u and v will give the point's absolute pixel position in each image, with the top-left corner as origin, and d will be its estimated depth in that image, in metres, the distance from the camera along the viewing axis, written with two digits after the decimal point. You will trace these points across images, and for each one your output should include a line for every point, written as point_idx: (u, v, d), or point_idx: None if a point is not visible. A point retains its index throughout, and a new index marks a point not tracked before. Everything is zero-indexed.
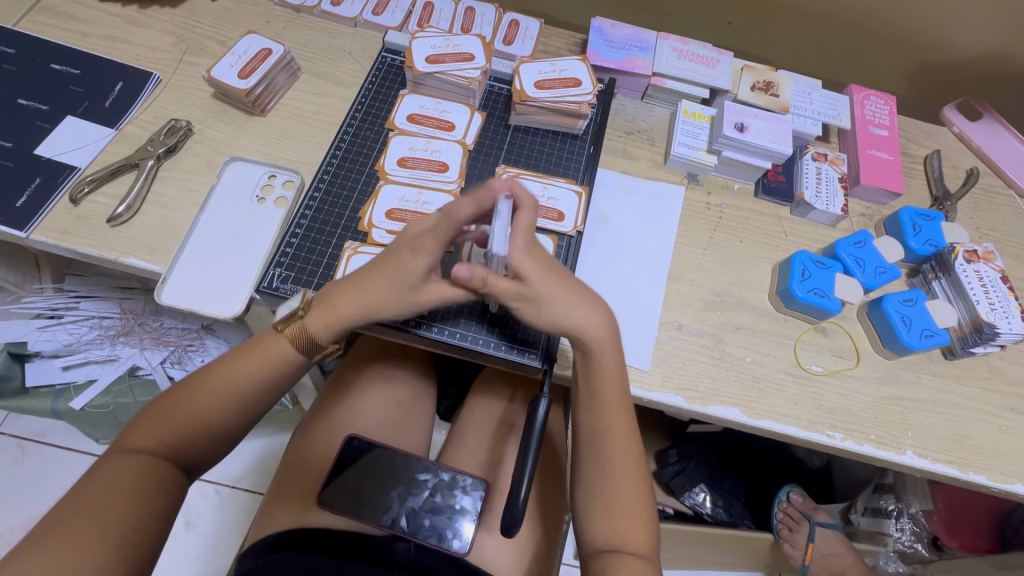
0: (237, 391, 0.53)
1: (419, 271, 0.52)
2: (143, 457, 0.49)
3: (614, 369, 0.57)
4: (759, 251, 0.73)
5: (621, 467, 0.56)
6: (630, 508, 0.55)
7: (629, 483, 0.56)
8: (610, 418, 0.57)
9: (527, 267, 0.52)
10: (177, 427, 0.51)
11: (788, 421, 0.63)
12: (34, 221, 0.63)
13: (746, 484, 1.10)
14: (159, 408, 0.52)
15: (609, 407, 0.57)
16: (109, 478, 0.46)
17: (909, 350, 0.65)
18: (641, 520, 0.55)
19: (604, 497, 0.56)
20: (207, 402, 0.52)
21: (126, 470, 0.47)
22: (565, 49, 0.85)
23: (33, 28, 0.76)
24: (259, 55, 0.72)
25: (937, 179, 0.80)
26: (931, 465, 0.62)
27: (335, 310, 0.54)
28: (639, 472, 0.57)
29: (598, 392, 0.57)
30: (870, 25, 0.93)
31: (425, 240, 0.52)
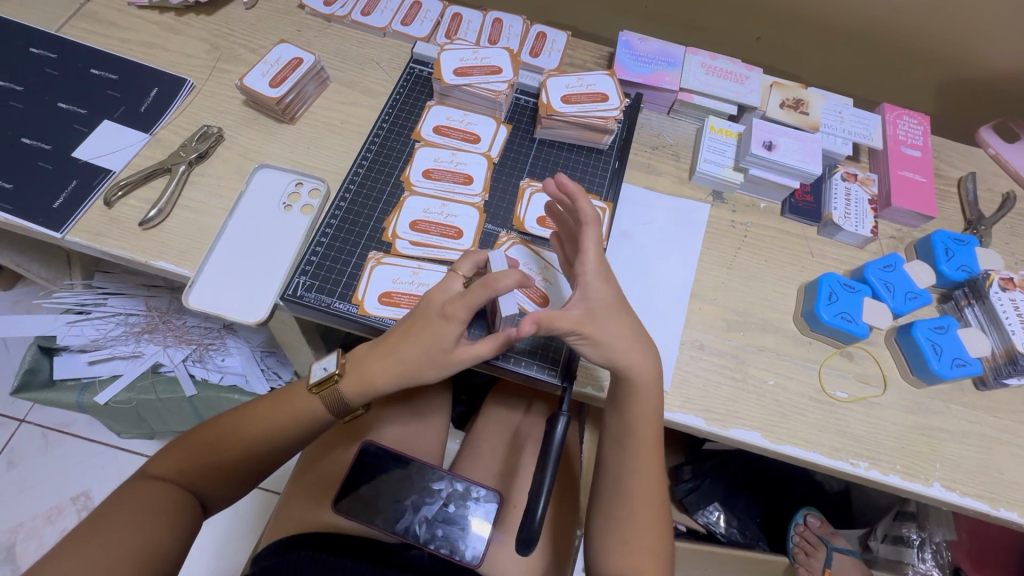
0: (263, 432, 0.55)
1: (452, 337, 0.53)
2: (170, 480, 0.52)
3: (654, 411, 0.57)
4: (785, 272, 0.71)
5: (645, 508, 0.57)
6: (647, 549, 0.56)
7: (651, 527, 0.57)
8: (638, 458, 0.57)
9: (603, 296, 0.54)
10: (203, 455, 0.54)
11: (812, 448, 0.62)
12: (70, 222, 0.65)
13: (763, 504, 1.08)
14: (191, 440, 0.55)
15: (642, 448, 0.57)
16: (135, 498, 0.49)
17: (939, 379, 0.63)
18: (658, 560, 0.56)
19: (623, 533, 0.56)
20: (234, 440, 0.55)
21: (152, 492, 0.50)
22: (592, 63, 0.84)
23: (75, 33, 0.78)
24: (291, 66, 0.73)
25: (972, 203, 0.78)
26: (960, 499, 0.60)
27: (371, 379, 0.55)
28: (658, 511, 0.57)
29: (630, 429, 0.57)
30: (904, 42, 0.91)
31: (456, 307, 0.52)
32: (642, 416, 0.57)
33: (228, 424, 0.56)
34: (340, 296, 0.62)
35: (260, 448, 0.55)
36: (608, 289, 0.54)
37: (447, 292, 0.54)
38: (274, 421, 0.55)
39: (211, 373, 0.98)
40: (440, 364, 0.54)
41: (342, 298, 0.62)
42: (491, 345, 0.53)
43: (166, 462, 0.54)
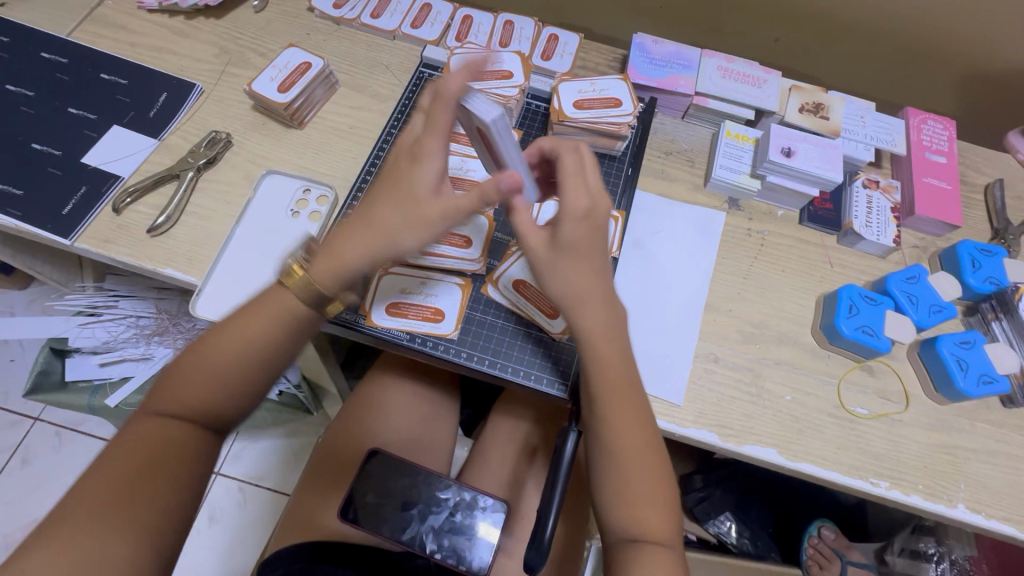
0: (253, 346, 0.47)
1: (422, 180, 0.47)
2: (163, 429, 0.44)
3: (606, 326, 0.49)
4: (803, 283, 0.69)
5: (633, 446, 0.49)
6: (643, 492, 0.48)
7: (640, 465, 0.49)
8: (619, 437, 0.49)
9: (579, 237, 0.49)
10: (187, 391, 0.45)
11: (830, 466, 0.60)
12: (78, 229, 0.64)
13: (775, 514, 1.06)
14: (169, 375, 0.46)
15: (611, 385, 0.50)
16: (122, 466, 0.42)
17: (964, 396, 0.61)
18: (658, 504, 0.48)
19: (616, 483, 0.49)
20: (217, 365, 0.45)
21: (144, 447, 0.43)
22: (605, 65, 0.83)
23: (86, 38, 0.78)
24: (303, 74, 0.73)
25: (999, 211, 0.75)
26: (985, 521, 0.58)
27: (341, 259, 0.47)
28: (652, 455, 0.50)
29: (602, 405, 0.50)
30: (929, 43, 0.88)
31: (425, 140, 0.47)
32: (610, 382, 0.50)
33: (204, 350, 0.46)
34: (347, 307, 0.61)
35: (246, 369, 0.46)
36: (584, 231, 0.48)
37: (413, 135, 0.50)
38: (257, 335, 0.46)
39: None
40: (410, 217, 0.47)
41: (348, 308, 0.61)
42: (473, 198, 0.47)
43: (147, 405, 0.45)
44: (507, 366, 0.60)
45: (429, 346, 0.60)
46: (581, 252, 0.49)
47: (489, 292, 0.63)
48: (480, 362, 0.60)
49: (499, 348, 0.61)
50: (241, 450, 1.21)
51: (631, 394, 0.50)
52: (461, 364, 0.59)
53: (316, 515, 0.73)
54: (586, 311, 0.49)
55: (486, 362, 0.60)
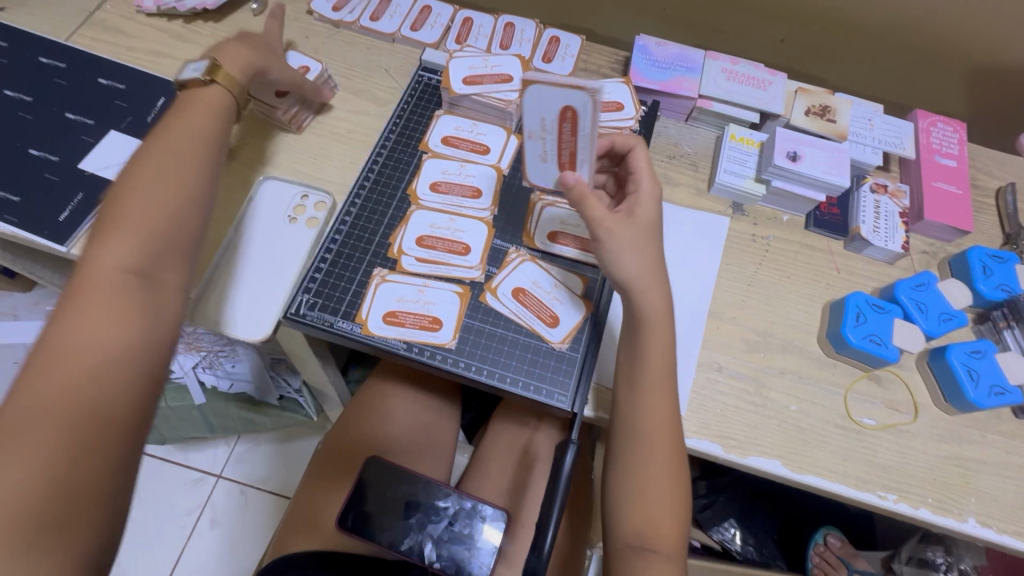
0: (195, 175, 0.51)
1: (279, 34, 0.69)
2: (126, 267, 0.45)
3: (665, 318, 0.55)
4: (809, 289, 0.68)
5: (659, 449, 0.53)
6: (662, 494, 0.52)
7: (662, 468, 0.52)
8: (646, 456, 0.52)
9: (646, 215, 0.57)
10: (140, 228, 0.46)
11: (836, 478, 0.58)
12: (75, 236, 0.64)
13: (779, 520, 1.05)
14: (113, 218, 0.46)
15: (654, 385, 0.54)
16: (94, 309, 0.42)
17: (975, 407, 0.59)
18: (674, 507, 0.52)
19: (639, 480, 0.52)
20: (164, 197, 0.48)
21: (109, 287, 0.43)
22: (607, 68, 0.81)
23: (84, 42, 0.78)
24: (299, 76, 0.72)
25: (1011, 215, 0.73)
26: (996, 536, 0.57)
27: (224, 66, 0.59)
28: (675, 462, 0.53)
29: (642, 408, 0.53)
30: (939, 44, 0.87)
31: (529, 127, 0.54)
32: (653, 410, 0.53)
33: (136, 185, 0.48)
34: (344, 315, 0.60)
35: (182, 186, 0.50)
36: (653, 208, 0.57)
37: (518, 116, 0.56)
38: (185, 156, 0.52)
39: (222, 380, 0.97)
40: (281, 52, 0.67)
41: (346, 317, 0.61)
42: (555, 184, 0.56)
43: (97, 251, 0.45)
44: (507, 376, 0.59)
45: (427, 356, 0.59)
46: (641, 240, 0.55)
47: (488, 300, 0.62)
48: (479, 372, 0.59)
49: (498, 358, 0.60)
50: (243, 453, 1.20)
51: (668, 420, 0.53)
52: (461, 374, 0.58)
53: (319, 512, 0.74)
54: (650, 297, 0.54)
55: (484, 371, 0.59)
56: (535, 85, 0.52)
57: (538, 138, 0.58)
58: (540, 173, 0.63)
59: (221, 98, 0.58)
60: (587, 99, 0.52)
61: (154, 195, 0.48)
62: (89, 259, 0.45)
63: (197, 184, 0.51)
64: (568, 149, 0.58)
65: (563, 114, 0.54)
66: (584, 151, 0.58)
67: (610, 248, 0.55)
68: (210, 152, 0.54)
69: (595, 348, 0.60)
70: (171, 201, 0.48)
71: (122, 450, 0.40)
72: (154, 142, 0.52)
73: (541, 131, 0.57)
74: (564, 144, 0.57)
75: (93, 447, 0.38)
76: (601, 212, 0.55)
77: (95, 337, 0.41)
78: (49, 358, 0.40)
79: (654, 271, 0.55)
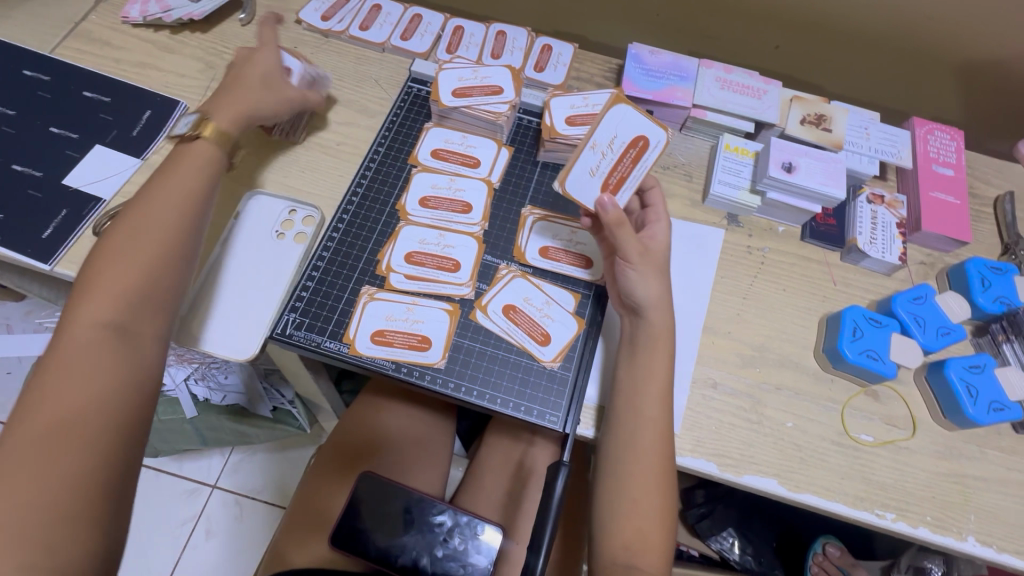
0: (172, 227, 0.51)
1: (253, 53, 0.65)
2: (102, 325, 0.45)
3: (665, 330, 0.55)
4: (806, 302, 0.67)
5: (652, 462, 0.52)
6: (652, 504, 0.51)
7: (651, 480, 0.52)
8: (633, 477, 0.52)
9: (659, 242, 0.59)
10: (114, 287, 0.46)
11: (834, 497, 0.57)
12: (58, 254, 0.63)
13: (778, 528, 1.04)
14: (88, 277, 0.47)
15: (646, 390, 0.54)
16: (66, 371, 0.42)
17: (974, 424, 0.58)
18: (663, 518, 0.51)
19: (632, 491, 0.52)
20: (139, 253, 0.48)
21: (83, 346, 0.43)
22: (599, 76, 0.80)
23: (69, 54, 0.76)
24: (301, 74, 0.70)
25: (1010, 225, 0.72)
26: (996, 555, 0.56)
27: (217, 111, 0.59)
28: (662, 474, 0.52)
29: (634, 417, 0.53)
30: (935, 50, 0.86)
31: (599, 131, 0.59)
32: (645, 433, 0.52)
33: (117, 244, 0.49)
34: (331, 335, 0.59)
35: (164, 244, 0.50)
36: (665, 239, 0.59)
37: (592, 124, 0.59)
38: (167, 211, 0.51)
39: (214, 392, 0.97)
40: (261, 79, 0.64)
41: (334, 337, 0.60)
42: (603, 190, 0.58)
43: (73, 310, 0.45)
44: (497, 397, 0.58)
45: (415, 376, 0.58)
46: (657, 263, 0.57)
47: (479, 318, 0.61)
48: (470, 394, 0.58)
49: (488, 378, 0.59)
50: (238, 463, 1.19)
51: (657, 442, 0.52)
52: (451, 396, 0.58)
53: (321, 512, 0.74)
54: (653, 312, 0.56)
55: (475, 393, 0.58)
56: (621, 106, 0.59)
57: (599, 153, 0.58)
58: (578, 190, 0.58)
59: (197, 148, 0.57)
60: (659, 139, 0.60)
61: (132, 247, 0.48)
62: (66, 318, 0.45)
63: (176, 236, 0.51)
64: (620, 174, 0.59)
65: (633, 142, 0.59)
66: (632, 181, 0.59)
67: (633, 271, 0.56)
68: (190, 202, 0.53)
69: (587, 368, 0.59)
70: (144, 256, 0.48)
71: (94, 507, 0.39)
72: (138, 196, 0.52)
73: (605, 147, 0.59)
74: (619, 169, 0.59)
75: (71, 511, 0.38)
76: (631, 236, 0.55)
77: (67, 400, 0.41)
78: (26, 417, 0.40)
79: (665, 293, 0.56)
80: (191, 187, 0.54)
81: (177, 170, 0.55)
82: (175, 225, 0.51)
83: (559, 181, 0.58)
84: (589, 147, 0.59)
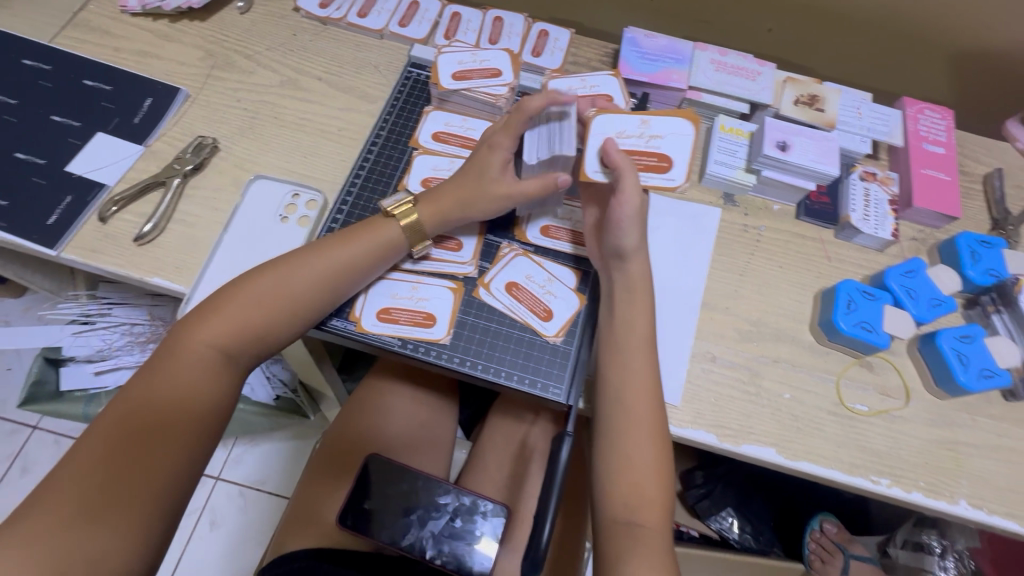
0: (307, 295, 0.56)
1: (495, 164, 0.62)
2: (202, 357, 0.52)
3: (642, 277, 0.58)
4: (801, 278, 0.68)
5: (642, 419, 0.54)
6: (646, 464, 0.53)
7: (643, 442, 0.53)
8: (632, 441, 0.53)
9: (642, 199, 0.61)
10: (227, 330, 0.53)
11: (830, 464, 0.59)
12: (65, 239, 0.64)
13: (777, 507, 1.05)
14: (222, 300, 0.54)
15: (634, 352, 0.56)
16: (161, 385, 0.50)
17: (965, 391, 0.60)
18: (660, 481, 0.52)
19: (624, 449, 0.53)
20: (266, 310, 0.54)
21: (173, 381, 0.51)
22: (596, 61, 0.81)
23: (68, 43, 0.77)
24: (544, 143, 0.62)
25: (998, 201, 0.74)
26: (988, 517, 0.58)
27: (438, 202, 0.61)
28: (660, 442, 0.54)
29: (626, 382, 0.55)
30: (926, 32, 0.87)
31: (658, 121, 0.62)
32: (636, 394, 0.54)
33: (275, 280, 0.55)
34: (337, 313, 0.60)
35: (305, 298, 0.56)
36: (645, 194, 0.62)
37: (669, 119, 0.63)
38: (322, 267, 0.57)
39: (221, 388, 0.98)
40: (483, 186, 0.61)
41: (340, 315, 0.60)
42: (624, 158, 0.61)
43: (191, 329, 0.53)
44: (501, 370, 0.59)
45: (421, 352, 0.59)
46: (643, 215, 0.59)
47: (482, 295, 0.62)
48: (474, 367, 0.59)
49: (492, 352, 0.60)
50: (242, 454, 1.20)
51: (653, 407, 0.54)
52: (454, 369, 0.59)
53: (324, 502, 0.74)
54: (629, 263, 0.58)
55: (479, 366, 0.59)
56: (687, 128, 0.62)
57: (638, 130, 0.62)
58: (600, 125, 0.61)
59: (387, 224, 0.60)
60: (676, 179, 0.62)
61: (273, 292, 0.55)
62: (183, 335, 0.53)
63: (300, 307, 0.56)
64: (628, 155, 0.61)
65: (661, 157, 0.62)
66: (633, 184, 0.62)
67: (623, 212, 0.57)
68: (338, 277, 0.57)
69: (588, 341, 0.61)
70: (285, 303, 0.55)
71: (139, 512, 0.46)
72: (312, 246, 0.58)
73: (646, 133, 0.62)
74: (633, 154, 0.61)
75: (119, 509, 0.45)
76: (633, 182, 0.57)
77: (159, 410, 0.49)
78: (100, 436, 0.47)
79: (643, 243, 0.59)
80: (343, 260, 0.58)
81: (373, 224, 0.60)
82: (313, 294, 0.56)
83: (598, 109, 0.62)
84: (639, 120, 0.62)
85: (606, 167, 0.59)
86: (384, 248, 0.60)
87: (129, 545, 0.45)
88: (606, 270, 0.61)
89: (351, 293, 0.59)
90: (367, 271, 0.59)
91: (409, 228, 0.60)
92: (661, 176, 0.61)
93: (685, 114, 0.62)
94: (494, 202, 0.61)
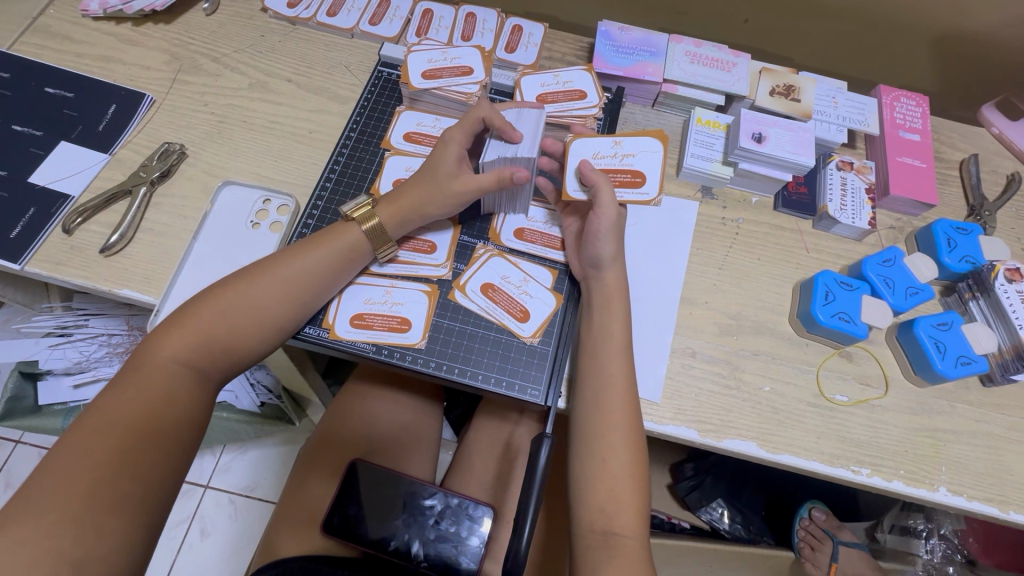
0: (276, 302, 0.55)
1: (449, 159, 0.61)
2: (170, 372, 0.51)
3: (616, 283, 0.58)
4: (779, 270, 0.68)
5: (620, 420, 0.53)
6: (622, 467, 0.52)
7: (620, 443, 0.53)
8: (607, 441, 0.53)
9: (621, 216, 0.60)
10: (199, 337, 0.52)
11: (811, 456, 0.59)
12: (28, 253, 0.62)
13: (767, 497, 1.06)
14: (188, 316, 0.53)
15: (610, 355, 0.55)
16: (125, 403, 0.48)
17: (943, 378, 0.60)
18: (636, 483, 0.52)
19: (602, 450, 0.53)
20: (236, 321, 0.53)
21: (149, 387, 0.49)
22: (571, 55, 0.80)
23: (29, 50, 0.75)
24: (507, 144, 0.59)
25: (974, 187, 0.74)
26: (968, 503, 0.58)
27: (398, 201, 0.61)
28: (637, 444, 0.53)
29: (604, 386, 0.54)
30: (901, 19, 0.87)
31: (632, 143, 0.62)
32: (613, 396, 0.54)
33: (239, 292, 0.54)
34: (310, 321, 0.60)
35: (272, 308, 0.55)
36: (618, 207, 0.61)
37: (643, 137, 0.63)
38: (287, 275, 0.55)
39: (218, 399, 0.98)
40: (447, 186, 0.60)
41: (313, 322, 0.60)
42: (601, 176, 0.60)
43: (155, 345, 0.52)
44: (479, 374, 0.58)
45: (396, 357, 0.59)
46: (620, 227, 0.59)
47: (457, 298, 0.62)
48: (451, 371, 0.58)
49: (469, 356, 0.59)
50: (230, 461, 1.19)
51: (629, 408, 0.54)
52: (431, 374, 0.58)
53: (307, 509, 0.72)
54: (606, 266, 0.58)
55: (456, 370, 0.58)
56: (657, 146, 0.62)
57: (612, 151, 0.62)
58: (577, 148, 0.62)
59: (348, 227, 0.59)
60: (648, 193, 0.60)
61: (238, 304, 0.53)
62: (151, 349, 0.51)
63: (267, 319, 0.54)
64: (604, 174, 0.61)
65: (636, 173, 0.61)
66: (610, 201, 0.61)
67: (600, 225, 0.57)
68: (305, 287, 0.56)
69: (566, 343, 0.60)
70: (252, 315, 0.54)
71: (113, 532, 0.44)
72: (276, 256, 0.57)
73: (620, 153, 0.62)
74: (607, 173, 0.61)
75: (89, 529, 0.43)
76: (609, 197, 0.57)
77: (124, 427, 0.47)
78: (78, 443, 0.45)
79: (621, 254, 0.59)
80: (309, 268, 0.56)
81: (337, 228, 0.59)
82: (281, 301, 0.55)
83: (574, 135, 0.63)
84: (611, 142, 0.62)
85: (584, 185, 0.60)
86: (349, 254, 0.59)
87: (118, 547, 0.44)
88: (584, 280, 0.61)
89: (320, 301, 0.58)
90: (334, 277, 0.58)
91: (373, 230, 0.59)
92: (635, 192, 0.60)
93: (657, 133, 0.62)
94: (455, 196, 0.60)
